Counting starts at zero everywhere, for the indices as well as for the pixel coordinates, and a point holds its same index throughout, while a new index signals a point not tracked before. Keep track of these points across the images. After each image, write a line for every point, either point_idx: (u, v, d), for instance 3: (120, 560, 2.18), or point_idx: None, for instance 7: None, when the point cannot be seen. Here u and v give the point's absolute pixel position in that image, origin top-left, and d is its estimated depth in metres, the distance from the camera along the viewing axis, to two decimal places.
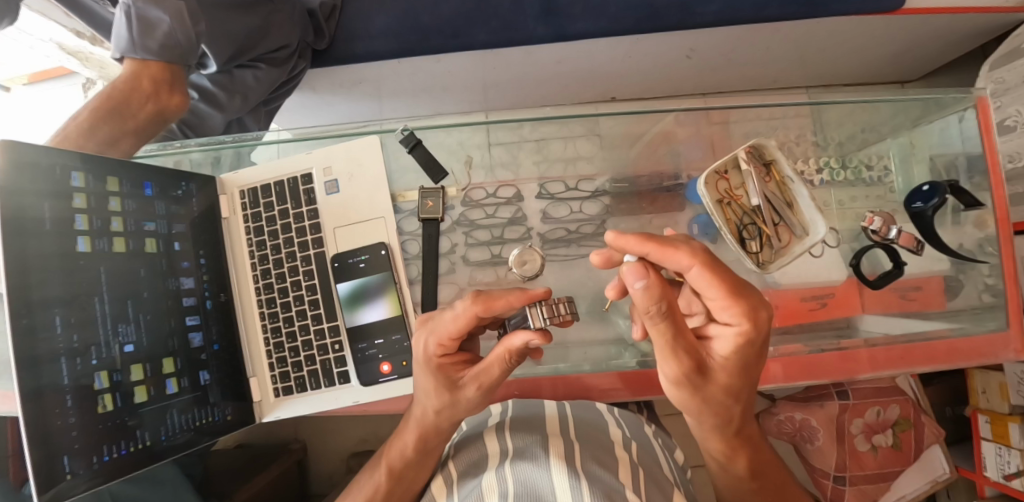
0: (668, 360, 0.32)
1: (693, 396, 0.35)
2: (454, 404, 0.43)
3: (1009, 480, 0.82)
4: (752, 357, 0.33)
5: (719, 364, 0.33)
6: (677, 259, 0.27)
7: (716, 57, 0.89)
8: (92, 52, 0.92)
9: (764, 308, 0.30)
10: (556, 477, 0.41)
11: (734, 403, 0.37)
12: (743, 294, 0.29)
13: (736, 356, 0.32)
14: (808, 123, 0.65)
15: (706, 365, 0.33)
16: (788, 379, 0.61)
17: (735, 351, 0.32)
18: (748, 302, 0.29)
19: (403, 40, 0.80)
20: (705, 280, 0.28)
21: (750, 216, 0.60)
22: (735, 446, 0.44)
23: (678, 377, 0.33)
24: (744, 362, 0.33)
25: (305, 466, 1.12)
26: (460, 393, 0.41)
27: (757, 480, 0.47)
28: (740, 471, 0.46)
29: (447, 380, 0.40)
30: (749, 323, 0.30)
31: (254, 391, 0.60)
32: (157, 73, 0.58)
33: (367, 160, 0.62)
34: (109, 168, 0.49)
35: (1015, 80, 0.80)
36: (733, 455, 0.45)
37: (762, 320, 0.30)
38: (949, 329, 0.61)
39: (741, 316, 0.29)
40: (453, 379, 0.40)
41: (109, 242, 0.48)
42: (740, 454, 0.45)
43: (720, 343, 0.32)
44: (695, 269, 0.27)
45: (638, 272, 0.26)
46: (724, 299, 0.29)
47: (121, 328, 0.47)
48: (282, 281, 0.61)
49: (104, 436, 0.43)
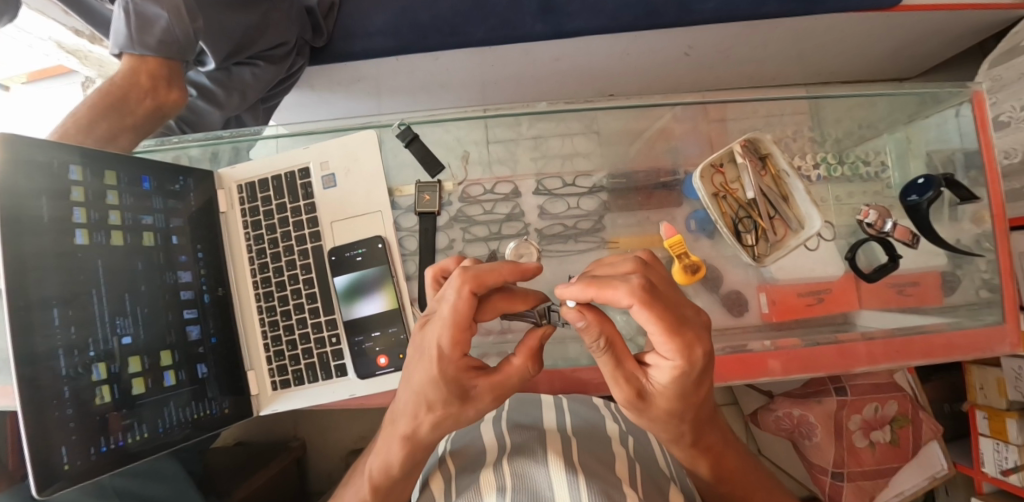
0: (612, 384, 0.34)
1: (641, 416, 0.37)
2: (462, 414, 0.37)
3: (1007, 475, 0.83)
4: (691, 388, 0.33)
5: (659, 391, 0.34)
6: (615, 298, 0.28)
7: (714, 55, 0.89)
8: (90, 50, 0.92)
9: (702, 344, 0.30)
10: (554, 474, 0.42)
11: (683, 421, 0.38)
12: (679, 331, 0.29)
13: (676, 387, 0.32)
14: (806, 119, 0.66)
15: (648, 391, 0.34)
16: (787, 373, 0.60)
17: (673, 382, 0.32)
18: (684, 339, 0.29)
19: (402, 38, 0.81)
20: (645, 317, 0.28)
21: (746, 210, 0.61)
22: (695, 455, 0.46)
23: (621, 402, 0.35)
24: (685, 391, 0.33)
25: (305, 464, 1.12)
26: (473, 404, 0.36)
27: (718, 483, 0.50)
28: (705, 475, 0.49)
29: (462, 389, 0.34)
30: (682, 360, 0.30)
31: (253, 385, 0.60)
32: (155, 68, 0.59)
33: (364, 155, 0.62)
34: (106, 163, 0.50)
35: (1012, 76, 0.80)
36: (696, 463, 0.48)
37: (698, 357, 0.30)
38: (945, 323, 0.61)
39: (676, 353, 0.30)
40: (468, 387, 0.34)
41: (107, 235, 0.48)
42: (701, 461, 0.47)
43: (659, 373, 0.33)
44: (635, 307, 0.27)
45: (577, 316, 0.31)
46: (660, 336, 0.29)
47: (119, 321, 0.47)
48: (280, 275, 0.61)
49: (101, 428, 0.44)
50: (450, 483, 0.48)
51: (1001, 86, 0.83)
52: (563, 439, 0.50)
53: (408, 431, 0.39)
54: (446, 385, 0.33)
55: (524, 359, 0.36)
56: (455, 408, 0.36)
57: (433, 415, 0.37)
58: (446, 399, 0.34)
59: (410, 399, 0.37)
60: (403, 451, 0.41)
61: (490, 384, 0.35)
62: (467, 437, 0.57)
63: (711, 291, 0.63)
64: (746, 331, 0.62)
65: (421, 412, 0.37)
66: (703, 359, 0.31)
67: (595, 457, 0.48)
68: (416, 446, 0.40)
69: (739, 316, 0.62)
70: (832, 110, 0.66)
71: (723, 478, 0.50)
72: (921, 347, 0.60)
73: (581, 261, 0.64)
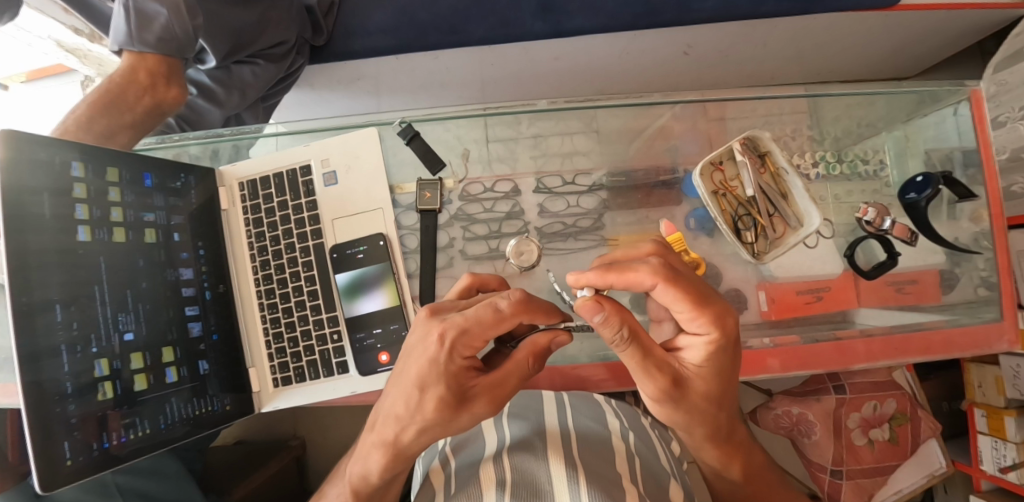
0: (644, 377, 0.37)
1: (676, 408, 0.40)
2: (454, 421, 0.36)
3: (1005, 472, 0.83)
4: (726, 364, 0.38)
5: (696, 373, 0.38)
6: (639, 279, 0.33)
7: (713, 55, 0.89)
8: (90, 49, 0.92)
9: (730, 313, 0.36)
10: (555, 471, 0.42)
11: (719, 408, 0.42)
12: (708, 303, 0.35)
13: (712, 362, 0.37)
14: (805, 117, 0.66)
15: (684, 375, 0.38)
16: (785, 370, 0.60)
17: (708, 357, 0.37)
18: (714, 310, 0.35)
19: (401, 36, 0.81)
20: (674, 294, 0.34)
21: (746, 208, 0.61)
22: (722, 449, 0.49)
23: (656, 393, 0.37)
24: (713, 369, 0.38)
25: (305, 462, 1.11)
26: (470, 407, 0.35)
27: (742, 469, 0.52)
28: (731, 470, 0.52)
29: (461, 389, 0.35)
30: (712, 334, 0.35)
31: (254, 382, 0.60)
32: (154, 65, 0.59)
33: (365, 152, 0.62)
34: (108, 159, 0.50)
35: (1010, 75, 0.81)
36: (725, 457, 0.50)
37: (727, 328, 0.36)
38: (943, 320, 0.62)
39: (709, 325, 0.35)
40: (466, 388, 0.35)
41: (108, 232, 0.49)
42: (730, 457, 0.50)
43: (693, 352, 0.38)
44: (662, 286, 0.33)
45: (594, 307, 0.33)
46: (692, 312, 0.35)
47: (120, 317, 0.48)
48: (282, 272, 0.61)
49: (103, 423, 0.44)
50: (450, 478, 0.48)
51: (1006, 93, 0.82)
52: (563, 435, 0.50)
53: (393, 440, 0.38)
54: (445, 382, 0.33)
55: (527, 358, 0.37)
56: (448, 413, 0.35)
57: (424, 422, 0.36)
58: (443, 402, 0.34)
59: (401, 405, 0.35)
60: (384, 458, 0.40)
61: (488, 385, 0.36)
62: (468, 433, 0.57)
63: (710, 289, 0.63)
64: (745, 329, 0.62)
65: (412, 418, 0.35)
66: (727, 332, 0.36)
67: (595, 452, 0.48)
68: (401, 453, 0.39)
69: (738, 314, 0.63)
70: (830, 110, 0.67)
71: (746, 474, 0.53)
72: (919, 344, 0.60)
73: (580, 259, 0.64)
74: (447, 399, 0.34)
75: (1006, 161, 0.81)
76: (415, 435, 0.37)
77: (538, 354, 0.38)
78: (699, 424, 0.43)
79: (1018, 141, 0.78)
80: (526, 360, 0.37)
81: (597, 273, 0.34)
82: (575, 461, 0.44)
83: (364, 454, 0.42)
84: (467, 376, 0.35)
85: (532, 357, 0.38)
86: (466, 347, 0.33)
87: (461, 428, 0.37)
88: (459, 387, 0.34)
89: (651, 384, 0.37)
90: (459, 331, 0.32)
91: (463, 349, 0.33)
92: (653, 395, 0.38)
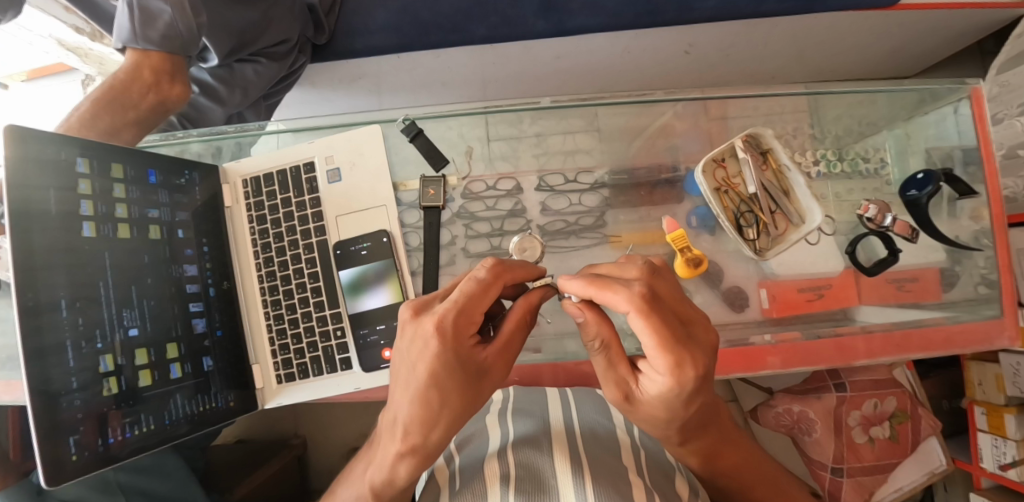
0: (602, 383, 0.37)
1: (630, 416, 0.39)
2: (478, 398, 0.38)
3: (1005, 470, 0.83)
4: (677, 405, 0.34)
5: (647, 401, 0.35)
6: (614, 301, 0.31)
7: (714, 54, 0.89)
8: (91, 48, 0.92)
9: (694, 366, 0.31)
10: (559, 466, 0.42)
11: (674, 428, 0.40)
12: (672, 350, 0.30)
13: (664, 401, 0.34)
14: (805, 116, 0.66)
15: (638, 398, 0.36)
16: (786, 367, 0.60)
17: (661, 397, 0.33)
18: (674, 358, 0.30)
19: (404, 35, 0.81)
20: (638, 327, 0.30)
21: (748, 204, 0.61)
22: (688, 453, 0.48)
23: (610, 400, 0.37)
24: (672, 405, 0.34)
25: (306, 460, 1.11)
26: (489, 376, 0.37)
27: (715, 475, 0.51)
28: (700, 471, 0.51)
29: (475, 365, 0.36)
30: (669, 379, 0.31)
31: (257, 379, 0.60)
32: (158, 62, 0.59)
33: (368, 149, 0.62)
34: (113, 156, 0.50)
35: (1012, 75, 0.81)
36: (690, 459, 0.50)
37: (689, 379, 0.31)
38: (944, 317, 0.62)
39: (666, 371, 0.30)
40: (480, 363, 0.36)
41: (113, 228, 0.49)
42: (692, 456, 0.49)
43: (649, 385, 0.34)
44: (632, 314, 0.30)
45: (580, 309, 0.35)
46: (651, 351, 0.30)
47: (125, 313, 0.48)
48: (285, 269, 0.61)
49: (108, 419, 0.44)
50: (455, 475, 0.49)
51: (1009, 93, 0.82)
52: (567, 430, 0.51)
53: (421, 442, 0.38)
54: (459, 365, 0.35)
55: (524, 314, 0.39)
56: (467, 392, 0.36)
57: (451, 409, 0.36)
58: (463, 382, 0.36)
59: (422, 404, 0.35)
60: (415, 463, 0.39)
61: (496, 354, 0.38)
62: (472, 430, 0.57)
63: (712, 286, 0.63)
64: (747, 326, 0.62)
65: (438, 411, 0.36)
66: (695, 382, 0.31)
67: (599, 447, 0.49)
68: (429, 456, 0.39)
69: (739, 312, 0.63)
70: (831, 109, 0.67)
71: (720, 471, 0.51)
72: (920, 341, 0.61)
73: (582, 257, 0.64)
74: (465, 379, 0.36)
75: (1005, 159, 0.82)
76: (445, 428, 0.37)
77: (531, 308, 0.40)
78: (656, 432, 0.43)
79: (1018, 140, 0.79)
80: (524, 316, 0.40)
81: (582, 281, 0.34)
82: (579, 456, 0.45)
83: (389, 461, 0.40)
84: (477, 354, 0.36)
85: (528, 312, 0.40)
86: (465, 321, 0.35)
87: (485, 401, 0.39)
88: (473, 364, 0.36)
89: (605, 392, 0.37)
90: (454, 309, 0.34)
91: (464, 324, 0.35)
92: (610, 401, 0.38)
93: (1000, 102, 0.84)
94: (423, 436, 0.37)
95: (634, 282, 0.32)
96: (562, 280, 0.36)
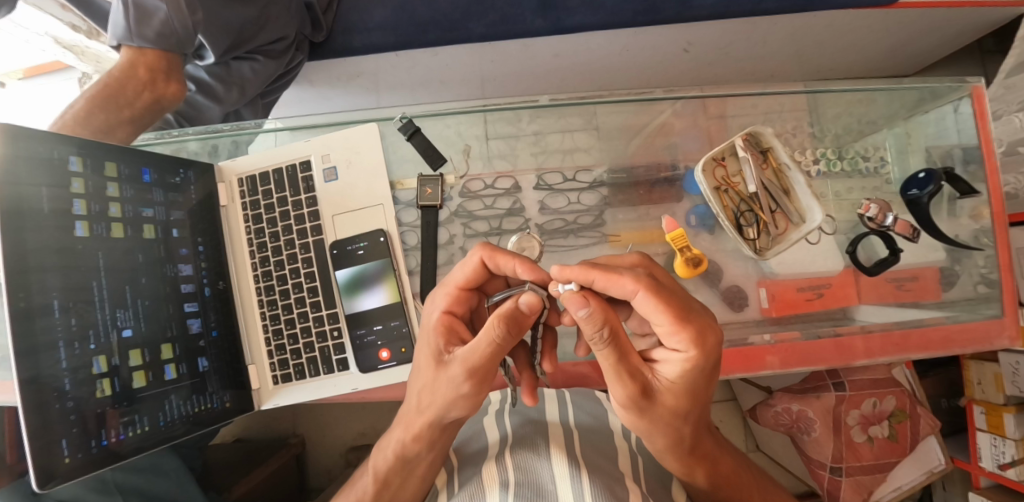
0: (618, 382, 0.36)
1: (643, 417, 0.39)
2: (440, 386, 0.40)
3: (1004, 469, 0.83)
4: (698, 382, 0.36)
5: (667, 386, 0.37)
6: (621, 283, 0.32)
7: (714, 52, 0.89)
8: (88, 45, 0.91)
9: (712, 332, 0.34)
10: (556, 468, 0.42)
11: (684, 425, 0.41)
12: (689, 319, 0.33)
13: (685, 379, 0.36)
14: (804, 114, 0.66)
15: (655, 386, 0.37)
16: (783, 367, 0.59)
17: (683, 374, 0.35)
18: (695, 326, 0.33)
19: (402, 33, 0.80)
20: (652, 304, 0.32)
21: (747, 203, 0.61)
22: (690, 463, 0.46)
23: (629, 399, 0.36)
24: (689, 386, 0.36)
25: (304, 459, 1.11)
26: (447, 370, 0.39)
27: (720, 490, 0.48)
28: (704, 487, 0.48)
29: (441, 347, 0.40)
30: (690, 351, 0.33)
31: (254, 379, 0.59)
32: (153, 61, 0.59)
33: (365, 148, 0.62)
34: (107, 154, 0.49)
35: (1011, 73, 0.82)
36: (691, 472, 0.47)
37: (708, 346, 0.34)
38: (944, 317, 0.62)
39: (689, 342, 0.33)
40: (447, 347, 0.41)
41: (107, 227, 0.48)
42: (697, 469, 0.47)
43: (669, 366, 0.36)
44: (641, 292, 0.32)
45: (580, 302, 0.31)
46: (672, 325, 0.33)
47: (119, 314, 0.47)
48: (281, 269, 0.61)
49: (102, 421, 0.44)
50: (452, 477, 0.49)
51: (1013, 94, 0.83)
52: (565, 432, 0.51)
53: (407, 412, 0.46)
54: (427, 336, 0.41)
55: (494, 322, 0.34)
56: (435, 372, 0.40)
57: (419, 382, 0.42)
58: (427, 359, 0.41)
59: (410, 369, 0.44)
60: (405, 439, 0.47)
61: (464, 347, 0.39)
62: (470, 430, 0.58)
63: (711, 286, 0.62)
64: (746, 326, 0.62)
65: (414, 380, 0.43)
66: (709, 353, 0.34)
67: (596, 451, 0.49)
68: (412, 432, 0.45)
69: (738, 312, 0.62)
70: (832, 107, 0.66)
71: (722, 486, 0.49)
72: (920, 341, 0.60)
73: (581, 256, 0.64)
74: (429, 356, 0.40)
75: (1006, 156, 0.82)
76: (416, 402, 0.43)
77: (509, 318, 0.34)
78: (663, 436, 0.42)
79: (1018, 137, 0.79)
80: (494, 325, 0.34)
81: (581, 267, 0.33)
82: (577, 458, 0.44)
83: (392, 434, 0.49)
84: (450, 338, 0.41)
85: (501, 322, 0.34)
86: (442, 297, 0.42)
87: (450, 399, 0.40)
88: (440, 345, 0.40)
89: (622, 389, 0.36)
90: (440, 284, 0.43)
91: (443, 299, 0.42)
92: (624, 401, 0.37)
93: (1002, 100, 0.84)
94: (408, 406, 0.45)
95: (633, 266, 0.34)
96: (557, 272, 0.33)
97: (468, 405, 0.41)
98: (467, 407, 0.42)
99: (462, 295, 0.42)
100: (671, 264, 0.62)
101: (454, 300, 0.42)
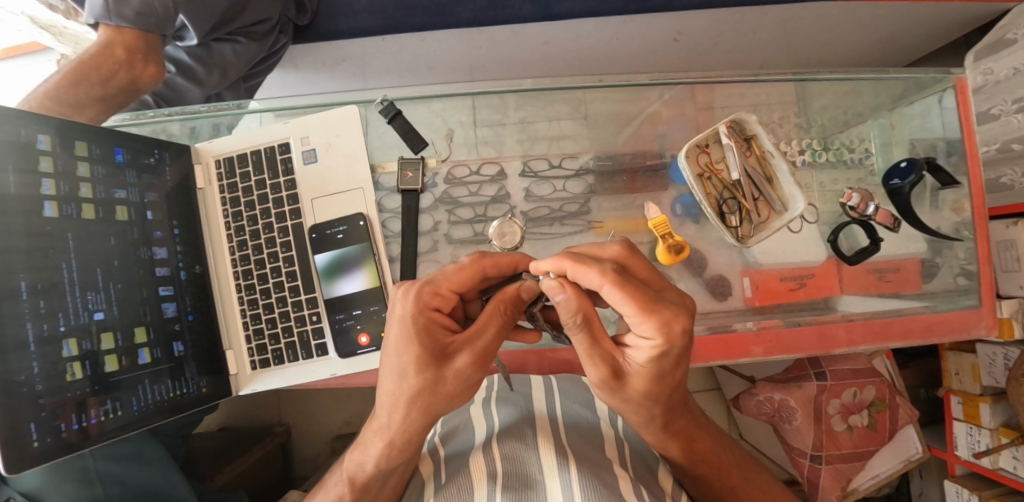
0: (590, 363, 0.36)
1: (616, 395, 0.39)
2: (440, 385, 0.37)
3: (978, 458, 0.85)
4: (667, 367, 0.36)
5: (637, 370, 0.36)
6: (587, 276, 0.31)
7: (702, 42, 0.89)
8: (65, 26, 0.85)
9: (681, 321, 0.33)
10: (543, 459, 0.42)
11: (656, 404, 0.41)
12: (657, 308, 0.32)
13: (655, 365, 0.35)
14: (791, 103, 0.66)
15: (625, 370, 0.37)
16: (767, 355, 0.60)
17: (652, 360, 0.35)
18: (662, 316, 0.32)
19: (387, 17, 0.79)
20: (618, 297, 0.31)
21: (730, 191, 0.61)
22: (665, 439, 0.46)
23: (600, 380, 0.37)
24: (658, 370, 0.36)
25: (288, 448, 1.11)
26: (453, 366, 0.37)
27: (693, 463, 0.49)
28: (679, 459, 0.49)
29: (436, 344, 0.37)
30: (657, 338, 0.33)
31: (231, 364, 0.58)
32: (131, 40, 0.57)
33: (346, 131, 0.61)
34: (77, 134, 0.48)
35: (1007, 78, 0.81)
36: (666, 446, 0.48)
37: (676, 336, 0.33)
38: (922, 306, 0.62)
39: (656, 331, 0.32)
40: (442, 343, 0.37)
41: (77, 208, 0.47)
42: (671, 443, 0.47)
43: (638, 353, 0.35)
44: (606, 287, 0.31)
45: (557, 288, 0.31)
46: (639, 315, 0.32)
47: (90, 297, 0.47)
48: (259, 252, 0.60)
49: (70, 405, 0.43)
50: (440, 468, 0.50)
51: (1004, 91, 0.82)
52: (547, 421, 0.52)
53: (388, 424, 0.41)
54: (417, 338, 0.36)
55: (499, 306, 0.37)
56: (432, 374, 0.37)
57: (411, 388, 0.37)
58: (422, 361, 0.36)
59: (390, 377, 0.38)
60: (381, 452, 0.43)
61: (464, 339, 0.37)
62: (456, 420, 0.58)
63: (695, 275, 0.63)
64: (729, 314, 0.62)
65: (400, 388, 0.38)
66: (677, 342, 0.33)
67: (577, 440, 0.49)
68: (397, 442, 0.42)
69: (722, 300, 0.63)
70: (818, 98, 0.67)
71: (697, 460, 0.49)
72: (899, 329, 0.61)
73: (566, 243, 0.63)
74: (423, 356, 0.36)
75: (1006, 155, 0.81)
76: (405, 410, 0.39)
77: (513, 302, 0.38)
78: (635, 414, 0.42)
79: (1016, 134, 0.78)
80: (499, 308, 0.37)
81: (557, 254, 0.33)
82: (560, 448, 0.45)
83: (364, 444, 0.45)
84: (441, 333, 0.38)
85: (506, 304, 0.38)
86: (431, 297, 0.37)
87: (453, 394, 0.38)
88: (434, 343, 0.37)
89: (595, 371, 0.36)
90: (426, 282, 0.37)
91: (430, 299, 0.37)
92: (597, 382, 0.37)
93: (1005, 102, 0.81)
94: (390, 417, 0.40)
95: (605, 258, 0.32)
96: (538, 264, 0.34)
97: (466, 398, 0.40)
98: (465, 401, 0.40)
99: (450, 296, 0.39)
100: (653, 252, 0.62)
101: (442, 299, 0.38)
